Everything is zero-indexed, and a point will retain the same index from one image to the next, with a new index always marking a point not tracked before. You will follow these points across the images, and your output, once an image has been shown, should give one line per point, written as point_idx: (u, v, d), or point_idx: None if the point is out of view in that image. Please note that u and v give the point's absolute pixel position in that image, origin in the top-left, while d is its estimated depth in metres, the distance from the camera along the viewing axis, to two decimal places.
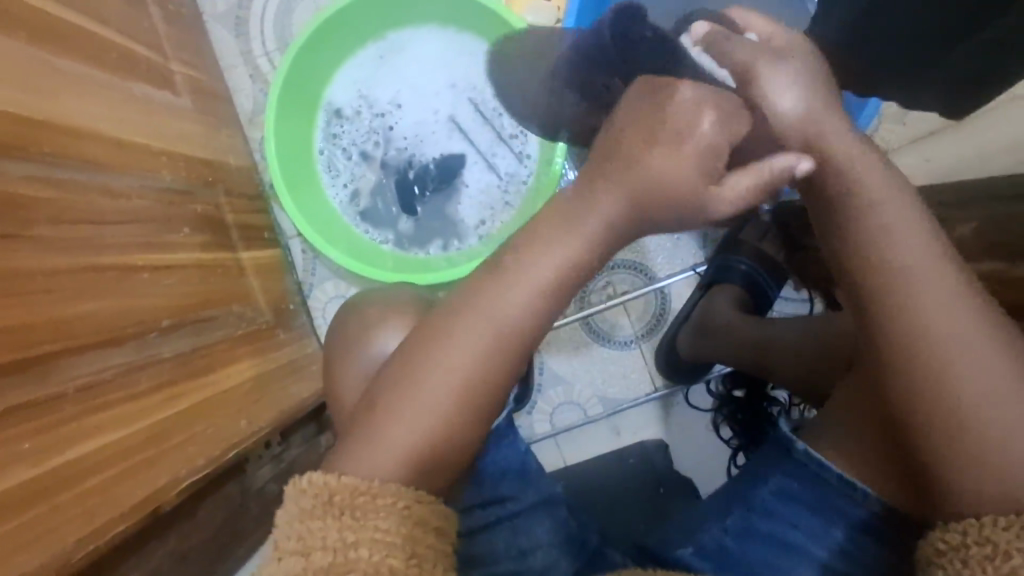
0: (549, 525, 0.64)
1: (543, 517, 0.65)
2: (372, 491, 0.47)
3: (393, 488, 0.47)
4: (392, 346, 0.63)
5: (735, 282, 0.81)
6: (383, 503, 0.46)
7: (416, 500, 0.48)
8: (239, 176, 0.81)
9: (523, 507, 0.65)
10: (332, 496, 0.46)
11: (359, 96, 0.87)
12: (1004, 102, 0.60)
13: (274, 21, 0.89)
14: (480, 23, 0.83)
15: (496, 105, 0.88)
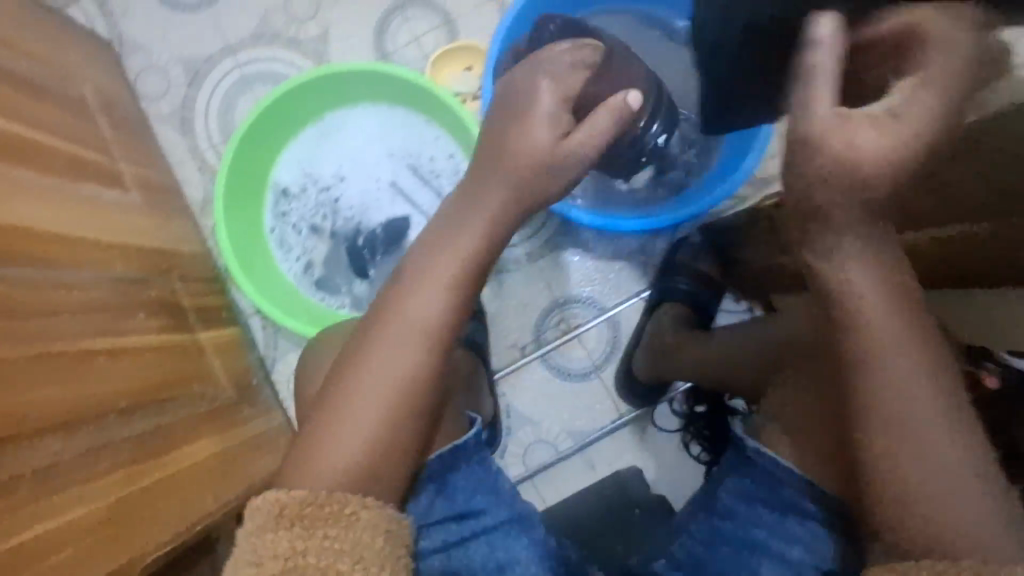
0: (528, 542, 0.66)
1: (521, 533, 0.66)
2: (319, 500, 0.52)
3: (339, 498, 0.53)
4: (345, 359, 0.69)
5: (678, 300, 0.88)
6: (330, 510, 0.52)
7: (362, 505, 0.53)
8: (193, 262, 0.87)
9: (498, 523, 0.66)
10: (283, 509, 0.52)
11: (304, 175, 0.92)
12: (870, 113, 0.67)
13: (217, 116, 0.97)
14: (408, 94, 0.88)
15: (434, 166, 0.92)
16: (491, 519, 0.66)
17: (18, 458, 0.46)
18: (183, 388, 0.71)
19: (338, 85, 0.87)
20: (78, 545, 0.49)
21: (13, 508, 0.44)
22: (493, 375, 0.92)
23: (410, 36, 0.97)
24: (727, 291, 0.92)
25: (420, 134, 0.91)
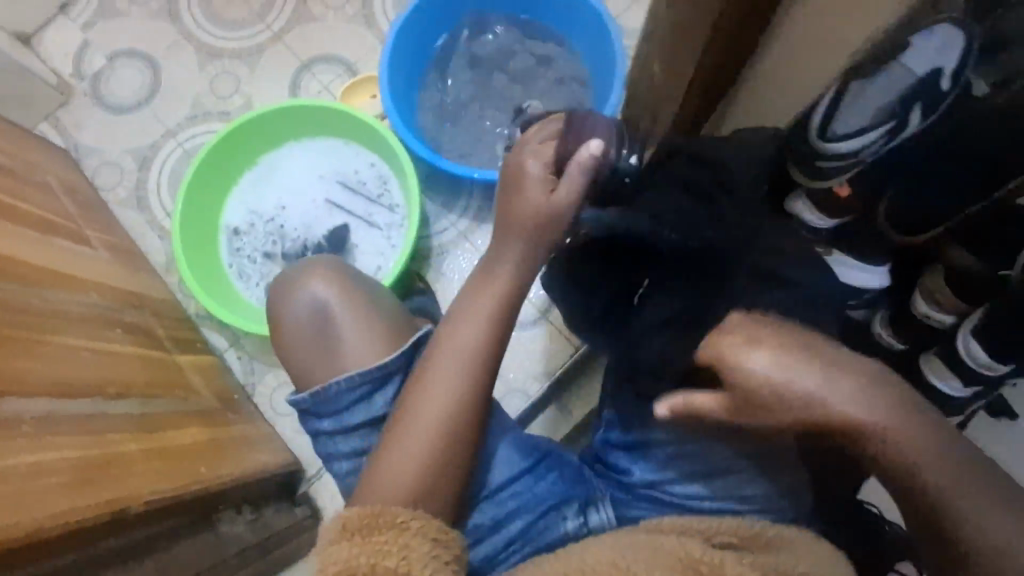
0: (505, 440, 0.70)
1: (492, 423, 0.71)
2: (376, 512, 0.56)
3: (396, 509, 0.57)
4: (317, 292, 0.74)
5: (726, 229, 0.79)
6: (383, 519, 0.56)
7: (413, 516, 0.57)
8: (164, 305, 0.97)
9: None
10: (345, 524, 0.56)
11: (249, 213, 1.05)
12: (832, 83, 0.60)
13: (168, 189, 1.12)
14: (322, 122, 1.03)
15: (360, 177, 1.05)
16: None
17: (14, 402, 0.54)
18: (168, 392, 0.79)
19: (264, 129, 1.02)
20: (81, 475, 0.55)
21: (14, 435, 0.52)
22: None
23: (320, 86, 1.15)
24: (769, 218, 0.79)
25: (342, 154, 1.05)
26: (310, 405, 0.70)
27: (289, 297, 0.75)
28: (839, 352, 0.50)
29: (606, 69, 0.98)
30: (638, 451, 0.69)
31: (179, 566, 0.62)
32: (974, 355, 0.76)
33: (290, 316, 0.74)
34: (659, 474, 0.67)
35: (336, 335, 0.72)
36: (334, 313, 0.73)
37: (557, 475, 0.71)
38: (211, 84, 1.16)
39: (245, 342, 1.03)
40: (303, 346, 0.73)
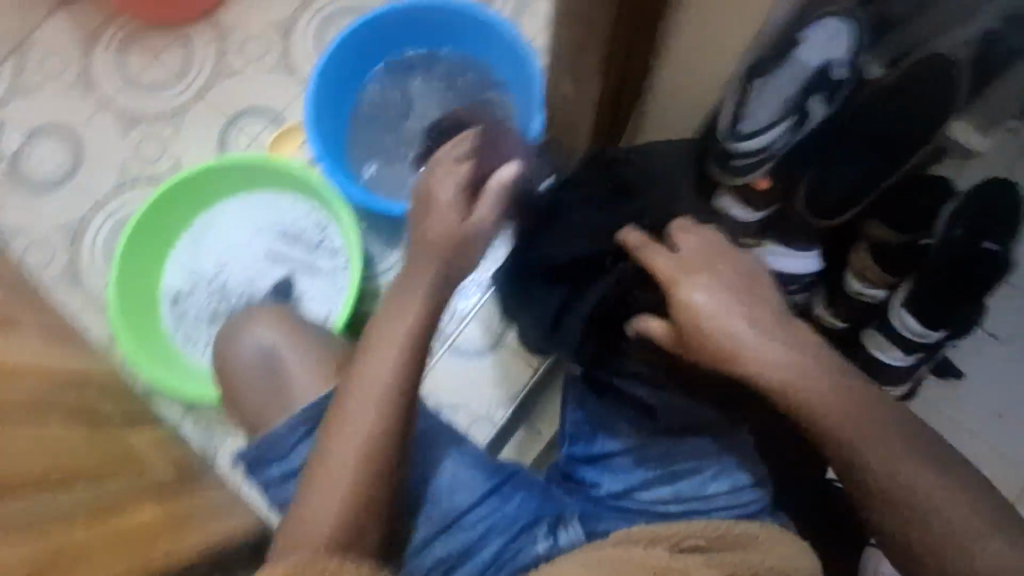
0: (462, 460, 0.67)
1: (450, 445, 0.67)
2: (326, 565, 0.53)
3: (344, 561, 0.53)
4: (261, 334, 0.74)
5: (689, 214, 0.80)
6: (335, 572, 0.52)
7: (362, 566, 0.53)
8: (109, 381, 0.94)
9: (422, 439, 0.67)
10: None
11: (189, 276, 1.03)
12: (762, 80, 0.69)
13: (102, 260, 1.09)
14: (254, 175, 1.02)
15: (299, 225, 1.04)
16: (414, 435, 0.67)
17: None
18: (119, 471, 0.76)
19: (194, 189, 1.00)
20: None
21: None
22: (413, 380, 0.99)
23: (249, 138, 1.14)
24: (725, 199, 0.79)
25: (278, 204, 1.04)
26: (256, 453, 0.67)
27: (236, 346, 0.74)
28: (733, 320, 0.58)
29: (522, 72, 1.01)
30: (602, 461, 0.68)
31: None
32: (904, 324, 0.79)
33: (239, 364, 0.73)
34: (624, 481, 0.66)
35: (285, 380, 0.71)
36: (282, 358, 0.72)
37: (527, 493, 0.67)
38: (137, 148, 1.14)
39: (200, 407, 1.01)
40: (255, 391, 0.72)
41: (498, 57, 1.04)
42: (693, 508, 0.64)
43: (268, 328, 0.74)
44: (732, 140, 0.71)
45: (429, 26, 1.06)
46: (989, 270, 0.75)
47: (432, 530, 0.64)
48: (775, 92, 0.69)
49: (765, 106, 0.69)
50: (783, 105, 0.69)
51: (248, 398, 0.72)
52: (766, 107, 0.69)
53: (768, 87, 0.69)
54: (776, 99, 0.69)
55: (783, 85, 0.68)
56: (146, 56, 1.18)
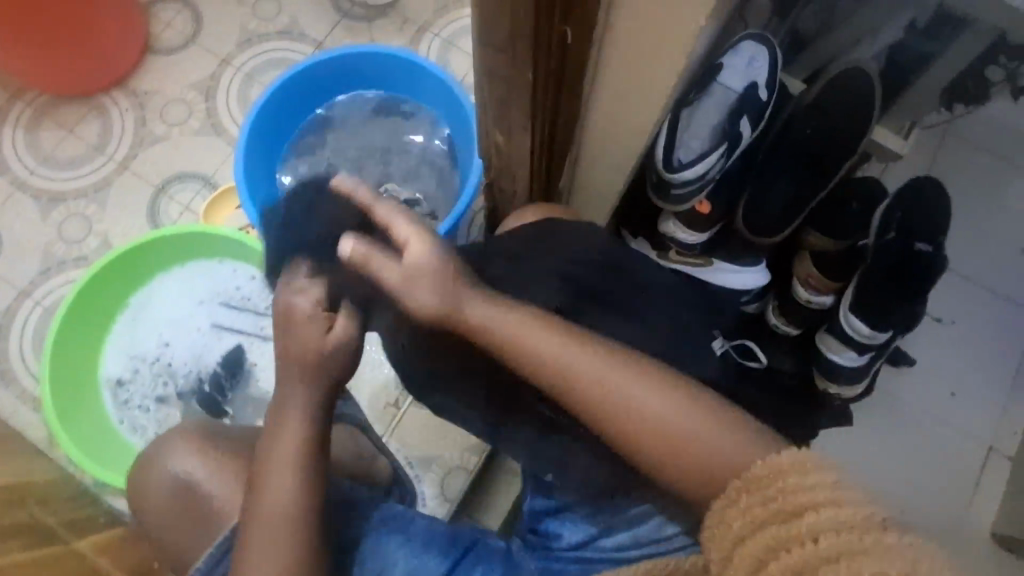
0: (409, 542, 0.61)
1: (396, 532, 0.61)
2: None
3: None
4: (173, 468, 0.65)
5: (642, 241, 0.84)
6: None
7: None
8: (50, 486, 0.87)
9: (363, 532, 0.60)
10: None
11: (131, 360, 0.98)
12: (691, 106, 0.71)
13: (34, 354, 1.02)
14: (189, 248, 0.98)
15: (243, 293, 1.00)
16: (353, 530, 0.60)
17: None
18: None
19: (126, 270, 0.95)
20: None
21: None
22: (381, 440, 0.96)
23: (181, 208, 1.09)
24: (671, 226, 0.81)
25: (218, 274, 1.00)
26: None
27: (152, 478, 0.66)
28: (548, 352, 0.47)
29: (460, 124, 1.00)
30: (559, 510, 0.62)
31: None
32: (850, 325, 0.79)
33: (159, 499, 0.65)
34: (586, 531, 0.60)
35: (211, 512, 0.63)
36: (205, 487, 0.64)
37: (486, 564, 0.60)
38: (59, 229, 1.08)
39: None
40: (182, 530, 0.64)
41: (440, 105, 1.03)
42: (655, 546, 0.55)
43: (185, 453, 0.65)
44: (668, 171, 0.72)
45: (372, 77, 1.03)
46: (925, 268, 0.75)
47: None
48: (703, 116, 0.72)
49: (695, 128, 0.71)
50: (712, 128, 0.72)
51: (176, 536, 0.64)
52: (697, 130, 0.72)
53: (698, 110, 0.71)
54: (705, 122, 0.72)
55: (710, 111, 0.72)
56: (60, 131, 1.12)
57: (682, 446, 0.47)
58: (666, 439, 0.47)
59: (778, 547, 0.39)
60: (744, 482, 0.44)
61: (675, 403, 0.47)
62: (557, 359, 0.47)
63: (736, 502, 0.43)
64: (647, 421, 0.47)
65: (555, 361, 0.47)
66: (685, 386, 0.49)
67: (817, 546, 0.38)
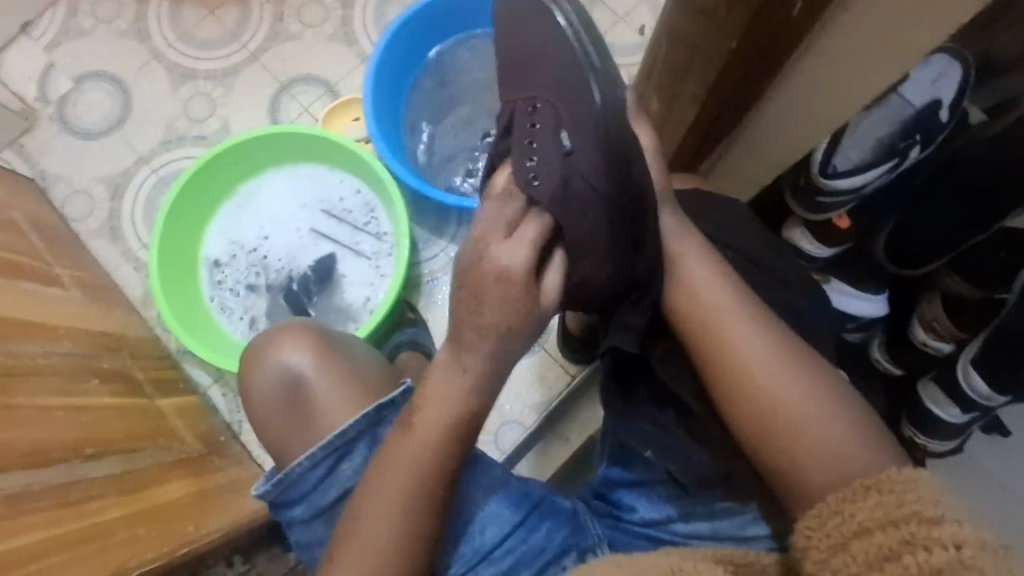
0: (488, 481, 0.62)
1: (474, 473, 0.62)
2: None
3: None
4: (291, 363, 0.67)
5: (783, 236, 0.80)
6: None
7: None
8: (141, 344, 0.93)
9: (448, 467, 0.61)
10: None
11: (231, 244, 1.01)
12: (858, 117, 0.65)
13: (142, 219, 1.07)
14: (305, 150, 0.99)
15: (344, 204, 1.01)
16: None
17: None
18: (147, 444, 0.74)
19: (242, 157, 0.97)
20: (59, 555, 0.51)
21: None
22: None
23: (300, 108, 1.11)
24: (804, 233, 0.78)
25: (326, 181, 1.02)
26: (277, 494, 0.63)
27: (260, 366, 0.69)
28: (709, 298, 0.55)
29: None
30: (635, 484, 0.62)
31: None
32: (972, 384, 0.73)
33: (262, 385, 0.68)
34: (662, 511, 0.60)
35: (316, 408, 0.66)
36: (313, 385, 0.67)
37: (555, 522, 0.62)
38: (185, 106, 1.11)
39: (229, 377, 1.00)
40: (281, 419, 0.67)
41: None
42: (729, 541, 0.57)
43: (298, 349, 0.68)
44: (822, 176, 0.68)
45: None
46: None
47: (462, 565, 0.60)
48: (872, 125, 0.66)
49: (860, 139, 0.66)
50: (880, 140, 0.66)
51: (275, 423, 0.67)
52: (859, 144, 0.66)
53: (865, 122, 0.66)
54: (872, 132, 0.66)
55: (880, 122, 0.66)
56: (202, 11, 1.14)
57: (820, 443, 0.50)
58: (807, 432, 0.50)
59: (910, 543, 0.39)
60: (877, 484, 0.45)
61: (820, 399, 0.51)
62: (721, 315, 0.54)
63: (862, 501, 0.44)
64: (773, 397, 0.51)
65: (714, 316, 0.54)
66: (825, 375, 0.52)
67: (957, 551, 0.37)
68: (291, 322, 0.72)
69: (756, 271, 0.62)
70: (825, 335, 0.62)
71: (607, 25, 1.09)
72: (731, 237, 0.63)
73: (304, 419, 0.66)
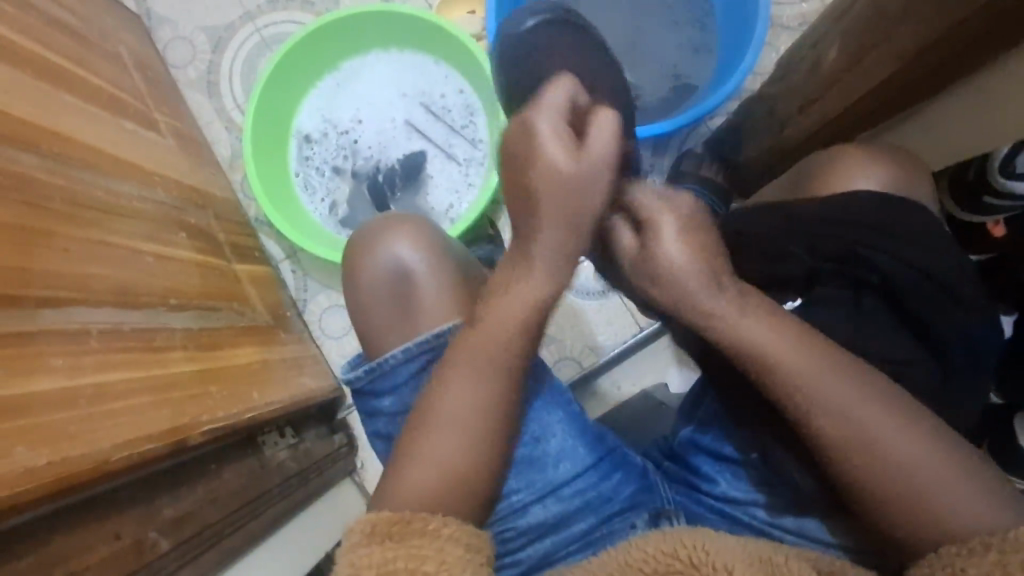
0: (563, 416, 0.64)
1: (555, 408, 0.64)
2: (406, 518, 0.48)
3: (428, 515, 0.48)
4: (397, 258, 0.67)
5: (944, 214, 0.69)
6: (416, 527, 0.47)
7: (444, 522, 0.48)
8: (224, 205, 0.93)
9: (529, 394, 0.63)
10: (374, 527, 0.47)
11: (324, 121, 0.98)
12: None
13: (240, 79, 1.05)
14: (416, 37, 0.93)
15: (445, 103, 0.97)
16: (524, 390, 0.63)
17: (84, 316, 0.51)
18: (221, 304, 0.75)
19: (351, 31, 0.92)
20: (143, 397, 0.53)
21: (85, 352, 0.49)
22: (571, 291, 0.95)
23: None
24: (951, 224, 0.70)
25: (429, 73, 0.97)
26: (364, 383, 0.64)
27: (368, 253, 0.68)
28: None
29: (741, 13, 0.88)
30: (722, 459, 0.62)
31: (226, 492, 0.61)
32: None
33: (364, 272, 0.67)
34: (747, 492, 0.61)
35: (415, 306, 0.65)
36: (412, 282, 0.66)
37: (625, 475, 0.63)
38: None
39: (302, 256, 1.00)
40: (378, 309, 0.66)
41: None
42: (817, 544, 0.57)
43: (402, 244, 0.67)
44: (1001, 173, 0.61)
45: None
46: None
47: (530, 494, 0.61)
48: None
49: None
50: None
51: (370, 313, 0.67)
52: None
53: None
54: None
55: None
56: None
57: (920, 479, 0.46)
58: (903, 469, 0.47)
59: None
60: (1000, 543, 0.41)
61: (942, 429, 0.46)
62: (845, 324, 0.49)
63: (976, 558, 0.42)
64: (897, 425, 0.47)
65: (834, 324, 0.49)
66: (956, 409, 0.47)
67: None
68: (392, 217, 0.71)
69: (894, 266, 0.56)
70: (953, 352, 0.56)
71: None
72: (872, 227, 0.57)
73: (396, 315, 0.66)
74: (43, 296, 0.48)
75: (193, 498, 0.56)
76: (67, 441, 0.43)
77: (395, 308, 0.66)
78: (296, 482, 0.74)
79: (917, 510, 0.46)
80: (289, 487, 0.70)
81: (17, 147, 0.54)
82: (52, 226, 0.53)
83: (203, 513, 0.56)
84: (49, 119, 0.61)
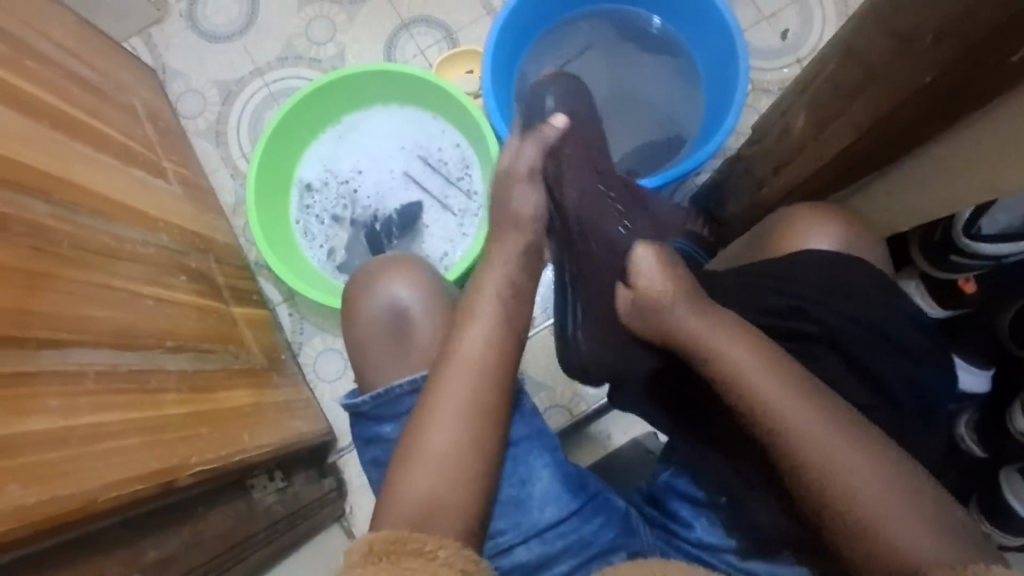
0: (549, 459, 0.65)
1: (542, 451, 0.65)
2: (403, 539, 0.49)
3: (422, 534, 0.49)
4: (398, 292, 0.69)
5: (913, 272, 0.74)
6: (410, 547, 0.48)
7: (439, 545, 0.49)
8: (226, 249, 0.96)
9: (521, 437, 0.64)
10: (371, 547, 0.48)
11: (325, 171, 1.02)
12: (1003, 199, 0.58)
13: (247, 130, 1.09)
14: (416, 95, 0.98)
15: (441, 156, 1.01)
16: (513, 434, 0.64)
17: (82, 357, 0.53)
18: (217, 346, 0.77)
19: (355, 88, 0.97)
20: (135, 437, 0.54)
21: (83, 393, 0.51)
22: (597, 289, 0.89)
23: (416, 50, 1.09)
24: (914, 282, 0.74)
25: (428, 128, 1.01)
26: (369, 408, 0.65)
27: (366, 296, 0.70)
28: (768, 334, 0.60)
29: (722, 82, 0.92)
30: (697, 504, 0.63)
31: (210, 537, 0.61)
32: None
33: (363, 314, 0.69)
34: (721, 539, 0.62)
35: (411, 343, 0.67)
36: (409, 319, 0.68)
37: (607, 518, 0.64)
38: (307, 26, 1.10)
39: (299, 299, 1.03)
40: (375, 347, 0.68)
41: (704, 52, 0.96)
42: None
43: (404, 283, 0.70)
44: (966, 236, 0.64)
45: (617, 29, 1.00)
46: None
47: (515, 536, 0.62)
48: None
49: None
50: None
51: (365, 347, 0.68)
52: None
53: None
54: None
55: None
56: None
57: (882, 523, 0.48)
58: (864, 515, 0.48)
59: None
60: None
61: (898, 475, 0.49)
62: None
63: None
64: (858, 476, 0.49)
65: None
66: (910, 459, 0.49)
67: None
68: (388, 256, 0.74)
69: (859, 323, 0.59)
70: (923, 403, 0.58)
71: (749, 20, 1.02)
72: (841, 285, 0.60)
73: (393, 352, 0.67)
74: (42, 337, 0.50)
75: (177, 540, 0.57)
76: (57, 480, 0.44)
77: (389, 348, 0.67)
78: (281, 526, 0.73)
79: (879, 551, 0.47)
80: (273, 531, 0.70)
81: (31, 196, 0.57)
82: (57, 268, 0.56)
83: (185, 559, 0.56)
84: (62, 168, 0.64)
